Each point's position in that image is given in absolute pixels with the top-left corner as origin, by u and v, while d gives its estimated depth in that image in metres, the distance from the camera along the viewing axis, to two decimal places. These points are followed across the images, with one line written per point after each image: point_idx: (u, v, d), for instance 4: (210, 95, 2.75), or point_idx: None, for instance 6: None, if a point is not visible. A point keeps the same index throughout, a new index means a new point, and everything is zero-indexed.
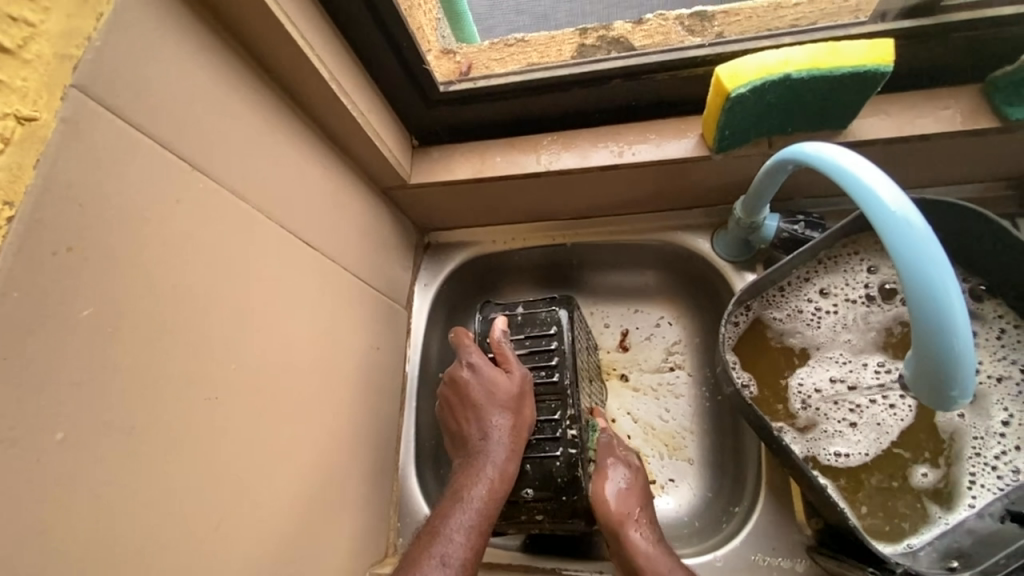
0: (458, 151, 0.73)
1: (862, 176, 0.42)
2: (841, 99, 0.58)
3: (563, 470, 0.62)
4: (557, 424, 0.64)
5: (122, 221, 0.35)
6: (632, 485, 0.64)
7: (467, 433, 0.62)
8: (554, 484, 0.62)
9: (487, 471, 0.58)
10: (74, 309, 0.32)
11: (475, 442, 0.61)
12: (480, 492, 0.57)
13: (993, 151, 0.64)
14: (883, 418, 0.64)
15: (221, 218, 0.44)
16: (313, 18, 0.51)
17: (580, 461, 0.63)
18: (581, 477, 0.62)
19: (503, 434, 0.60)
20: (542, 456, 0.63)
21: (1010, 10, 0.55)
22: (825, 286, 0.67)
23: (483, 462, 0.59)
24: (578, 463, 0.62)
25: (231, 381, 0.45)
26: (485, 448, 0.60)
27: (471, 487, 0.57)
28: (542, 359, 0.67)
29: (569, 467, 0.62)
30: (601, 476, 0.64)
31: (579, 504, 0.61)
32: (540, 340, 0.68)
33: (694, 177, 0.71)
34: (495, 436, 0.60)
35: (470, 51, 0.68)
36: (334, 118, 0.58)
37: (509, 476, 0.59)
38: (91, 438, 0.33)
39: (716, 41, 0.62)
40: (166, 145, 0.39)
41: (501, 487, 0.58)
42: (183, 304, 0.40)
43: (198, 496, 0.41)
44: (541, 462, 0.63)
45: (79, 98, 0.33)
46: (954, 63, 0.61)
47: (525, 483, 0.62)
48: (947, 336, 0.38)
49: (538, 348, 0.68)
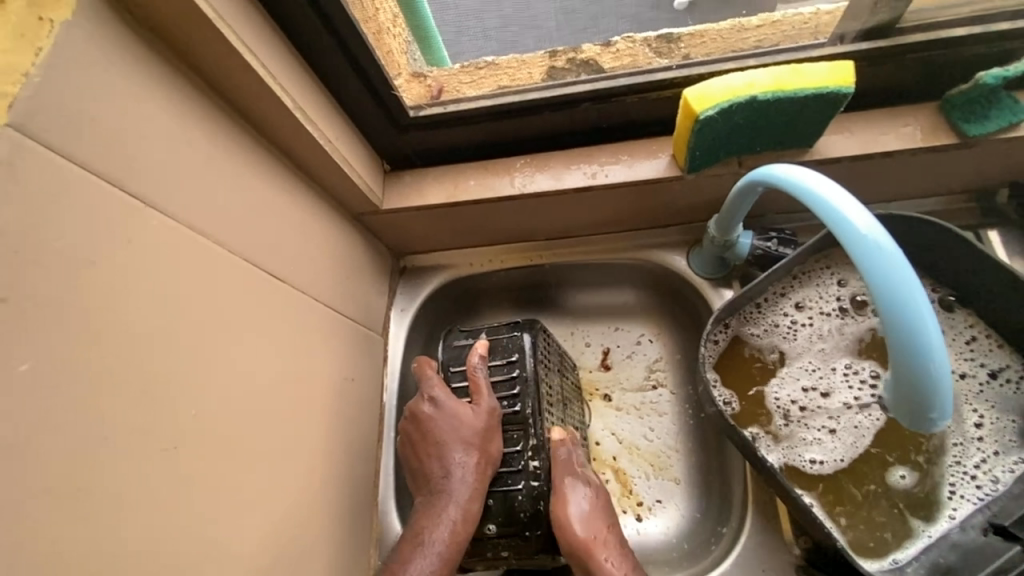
0: (431, 175, 0.72)
1: (831, 199, 0.42)
2: (805, 119, 0.59)
3: (526, 504, 0.61)
4: (519, 455, 0.62)
5: (66, 265, 0.33)
6: (592, 503, 0.62)
7: (429, 470, 0.61)
8: (517, 520, 0.60)
9: (449, 511, 0.57)
10: (8, 365, 0.29)
11: (438, 480, 0.60)
12: (442, 535, 0.56)
13: (954, 166, 0.66)
14: (859, 420, 0.64)
15: (177, 255, 0.42)
16: (275, 46, 0.49)
17: (543, 494, 0.61)
18: (545, 510, 0.61)
19: (466, 472, 0.59)
20: (505, 490, 0.61)
21: (961, 32, 0.57)
22: (800, 300, 0.68)
23: (446, 502, 0.58)
24: (541, 497, 0.61)
25: (192, 428, 0.42)
26: (448, 487, 0.59)
27: (433, 529, 0.57)
28: (505, 388, 0.64)
29: (532, 500, 0.61)
30: (561, 498, 0.61)
31: (543, 539, 0.60)
32: (501, 368, 0.65)
33: (668, 196, 0.71)
34: (457, 474, 0.59)
35: (440, 75, 0.66)
36: (301, 148, 0.57)
37: (473, 516, 0.58)
38: (33, 503, 0.30)
39: (683, 64, 0.63)
40: (115, 184, 0.37)
41: (467, 526, 0.57)
42: (136, 349, 0.38)
43: (154, 557, 0.38)
44: (505, 496, 0.61)
45: (15, 137, 0.31)
46: (912, 82, 0.62)
47: (488, 519, 0.60)
48: (919, 357, 0.39)
49: (500, 376, 0.65)
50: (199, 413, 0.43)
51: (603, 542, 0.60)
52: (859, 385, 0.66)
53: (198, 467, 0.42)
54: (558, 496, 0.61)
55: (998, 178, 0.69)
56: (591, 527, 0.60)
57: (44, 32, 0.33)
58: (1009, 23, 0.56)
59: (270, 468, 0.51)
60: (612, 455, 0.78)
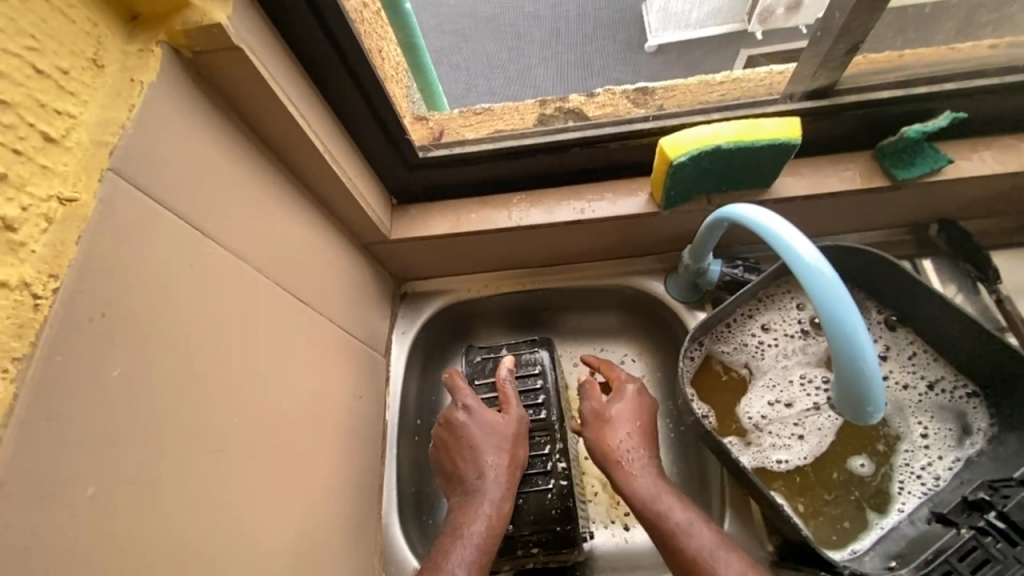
0: (435, 209, 0.80)
1: (782, 234, 0.51)
2: (763, 165, 0.69)
3: (555, 502, 0.69)
4: (546, 458, 0.72)
5: (147, 286, 0.39)
6: (626, 411, 0.71)
7: (463, 472, 0.66)
8: (548, 518, 0.69)
9: (484, 508, 0.63)
10: (105, 370, 0.35)
11: (472, 481, 0.65)
12: (479, 528, 0.61)
13: (890, 205, 0.77)
14: (822, 422, 0.73)
15: (226, 280, 0.48)
16: (309, 97, 0.57)
17: (570, 492, 0.70)
18: (573, 508, 0.69)
19: (498, 473, 0.65)
20: (534, 490, 0.70)
21: (888, 94, 0.68)
22: (766, 322, 0.77)
23: (480, 500, 0.63)
24: (569, 495, 0.70)
25: (234, 435, 0.47)
26: (481, 487, 0.64)
27: (470, 524, 0.61)
28: (530, 398, 0.76)
29: (560, 499, 0.69)
30: (597, 422, 0.71)
31: (570, 534, 0.68)
32: (527, 380, 0.77)
33: (647, 230, 0.80)
34: (491, 476, 0.65)
35: (440, 118, 0.74)
36: (325, 184, 0.63)
37: (505, 515, 0.64)
38: (118, 491, 0.35)
39: (657, 115, 0.73)
40: (183, 217, 0.43)
41: (500, 523, 0.62)
42: (196, 362, 0.43)
43: (207, 547, 0.42)
44: (535, 496, 0.70)
45: (114, 179, 0.37)
46: (852, 134, 0.73)
47: (520, 517, 0.69)
48: (867, 372, 0.47)
49: (527, 387, 0.77)
50: (241, 420, 0.48)
51: (628, 447, 0.68)
52: (815, 392, 0.74)
53: (241, 468, 0.47)
54: (586, 410, 0.73)
55: (927, 215, 0.81)
56: (616, 430, 0.69)
57: (135, 91, 0.40)
58: (925, 88, 0.68)
59: (295, 475, 0.56)
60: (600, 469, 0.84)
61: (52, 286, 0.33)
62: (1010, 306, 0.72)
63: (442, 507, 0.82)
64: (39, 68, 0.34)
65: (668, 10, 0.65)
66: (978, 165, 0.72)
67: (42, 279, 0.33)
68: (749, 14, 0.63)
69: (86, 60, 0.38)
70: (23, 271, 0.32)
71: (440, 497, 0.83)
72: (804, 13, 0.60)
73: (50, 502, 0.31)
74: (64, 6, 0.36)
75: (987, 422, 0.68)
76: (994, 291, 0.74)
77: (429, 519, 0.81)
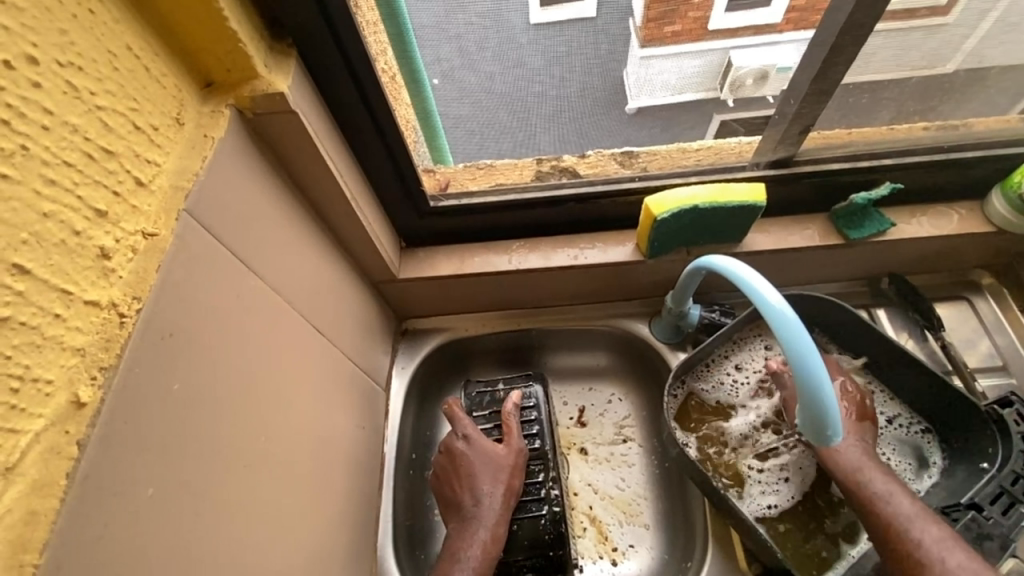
0: (441, 252, 0.87)
1: (753, 282, 0.58)
2: (733, 223, 0.79)
3: (548, 527, 0.75)
4: (540, 485, 0.77)
5: (205, 311, 0.45)
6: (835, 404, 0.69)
7: (461, 499, 0.71)
8: (542, 542, 0.74)
9: (479, 534, 0.68)
10: (168, 384, 0.40)
11: (469, 507, 0.70)
12: (475, 553, 0.66)
13: (846, 261, 0.88)
14: (801, 461, 0.78)
15: (264, 309, 0.53)
16: (341, 151, 0.64)
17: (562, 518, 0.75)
18: (563, 534, 0.74)
19: (492, 500, 0.70)
20: (529, 516, 0.75)
21: (839, 167, 0.79)
22: (739, 362, 0.84)
23: (476, 526, 0.68)
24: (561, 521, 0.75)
25: (262, 452, 0.51)
26: (477, 513, 0.69)
27: (467, 548, 0.66)
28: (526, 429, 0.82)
29: (553, 524, 0.75)
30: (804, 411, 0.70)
31: (561, 559, 0.74)
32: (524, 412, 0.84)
33: (634, 276, 0.89)
34: (486, 503, 0.70)
35: (446, 170, 0.81)
36: (348, 227, 0.70)
37: (499, 538, 0.68)
38: (169, 493, 0.40)
39: (642, 175, 0.82)
40: (236, 254, 0.49)
41: (495, 546, 0.67)
42: (237, 381, 0.48)
43: (232, 551, 0.46)
44: (529, 521, 0.75)
45: (188, 219, 0.44)
46: (810, 199, 0.84)
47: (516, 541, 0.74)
48: (823, 402, 0.56)
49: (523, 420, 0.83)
50: (266, 438, 0.52)
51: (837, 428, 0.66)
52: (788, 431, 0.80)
53: (266, 483, 0.51)
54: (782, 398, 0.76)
55: (878, 271, 0.91)
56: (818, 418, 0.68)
57: (207, 146, 0.47)
58: (868, 162, 0.79)
59: (308, 495, 0.59)
60: (588, 503, 0.87)
61: (136, 307, 0.38)
62: (953, 351, 0.82)
63: (435, 542, 0.84)
64: (138, 125, 0.41)
65: (647, 77, 0.65)
66: (916, 228, 0.83)
67: (127, 300, 0.38)
68: (723, 83, 0.66)
69: (171, 119, 0.45)
70: (112, 293, 0.38)
71: (434, 534, 0.84)
72: (771, 84, 0.68)
73: (117, 498, 0.35)
74: (159, 76, 0.44)
75: (941, 457, 0.75)
76: (939, 338, 0.84)
77: (423, 553, 0.82)
